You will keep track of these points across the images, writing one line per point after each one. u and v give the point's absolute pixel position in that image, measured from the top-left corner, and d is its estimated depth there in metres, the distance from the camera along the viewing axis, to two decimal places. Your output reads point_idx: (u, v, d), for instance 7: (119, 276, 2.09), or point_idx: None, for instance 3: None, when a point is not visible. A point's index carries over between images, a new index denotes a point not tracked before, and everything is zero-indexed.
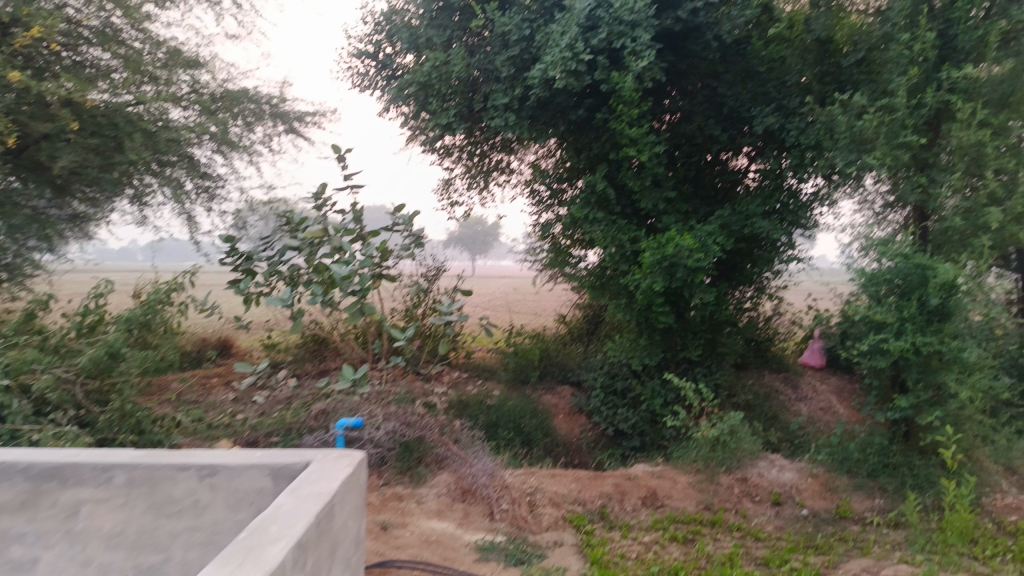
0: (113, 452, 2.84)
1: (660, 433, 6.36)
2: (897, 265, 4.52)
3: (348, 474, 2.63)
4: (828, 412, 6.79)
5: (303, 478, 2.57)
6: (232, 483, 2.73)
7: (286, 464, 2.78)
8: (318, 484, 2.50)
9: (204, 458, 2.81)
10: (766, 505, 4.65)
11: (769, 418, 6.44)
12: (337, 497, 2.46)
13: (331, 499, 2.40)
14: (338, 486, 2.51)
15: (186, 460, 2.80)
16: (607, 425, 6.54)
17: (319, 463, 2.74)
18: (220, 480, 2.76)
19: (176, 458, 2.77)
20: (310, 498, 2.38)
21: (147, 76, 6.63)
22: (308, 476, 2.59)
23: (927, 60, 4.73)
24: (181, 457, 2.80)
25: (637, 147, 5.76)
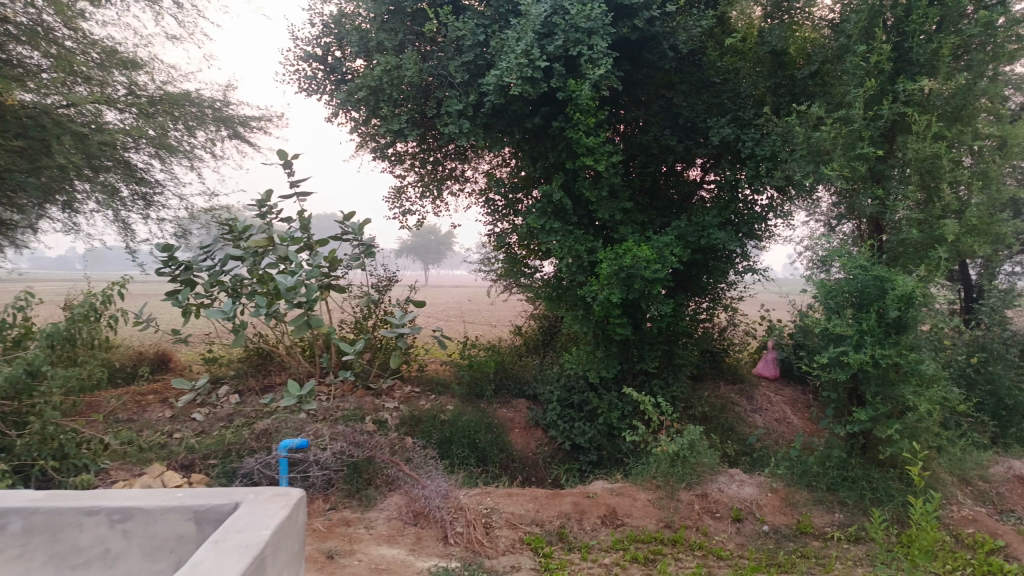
0: (15, 495, 2.65)
1: (617, 447, 6.24)
2: (855, 277, 4.49)
3: (280, 519, 2.40)
4: (784, 423, 6.77)
5: (230, 526, 2.34)
6: (148, 528, 2.53)
7: (211, 507, 2.58)
8: (246, 534, 2.27)
9: (118, 500, 2.61)
10: (727, 521, 4.53)
11: (726, 430, 6.38)
12: (267, 548, 2.24)
13: (259, 551, 2.18)
14: (269, 535, 2.28)
15: (97, 503, 2.59)
16: (564, 440, 6.39)
17: (248, 507, 2.52)
18: (135, 525, 2.56)
19: (84, 502, 2.58)
20: (235, 552, 2.16)
21: (80, 76, 6.22)
22: (235, 523, 2.36)
23: (882, 73, 4.74)
24: (93, 499, 2.61)
25: (593, 156, 5.65)
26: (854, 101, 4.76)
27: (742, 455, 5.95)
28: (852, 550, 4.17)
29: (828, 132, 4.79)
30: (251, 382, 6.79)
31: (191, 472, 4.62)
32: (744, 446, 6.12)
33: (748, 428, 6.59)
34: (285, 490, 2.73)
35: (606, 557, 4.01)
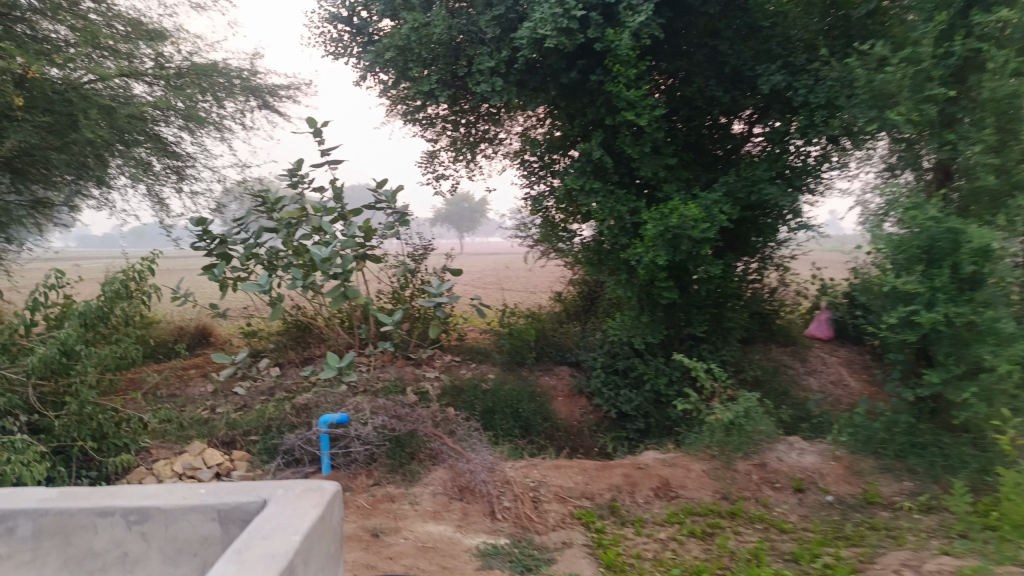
0: (25, 494, 2.52)
1: (666, 414, 6.02)
2: (926, 230, 4.14)
3: (311, 522, 2.24)
4: (840, 385, 6.44)
5: (255, 531, 2.19)
6: (167, 530, 2.40)
7: (235, 506, 2.44)
8: (272, 540, 2.12)
9: (135, 499, 2.47)
10: (788, 492, 4.30)
11: (779, 395, 6.09)
12: (296, 557, 2.09)
13: (288, 562, 2.03)
14: (298, 541, 2.12)
15: (112, 503, 2.46)
16: (610, 408, 6.18)
17: (276, 507, 2.36)
18: (152, 527, 2.42)
19: (98, 502, 2.44)
20: (259, 564, 2.00)
21: (106, 49, 6.08)
22: (261, 528, 2.20)
23: (954, 5, 4.32)
24: (106, 499, 2.48)
25: (635, 110, 5.32)
26: (922, 37, 4.37)
27: (798, 420, 5.68)
28: (925, 521, 3.89)
29: (893, 73, 4.43)
30: (290, 354, 6.69)
31: (232, 448, 4.54)
32: (800, 411, 5.84)
33: (803, 392, 6.29)
34: (316, 483, 2.57)
35: (663, 532, 3.82)
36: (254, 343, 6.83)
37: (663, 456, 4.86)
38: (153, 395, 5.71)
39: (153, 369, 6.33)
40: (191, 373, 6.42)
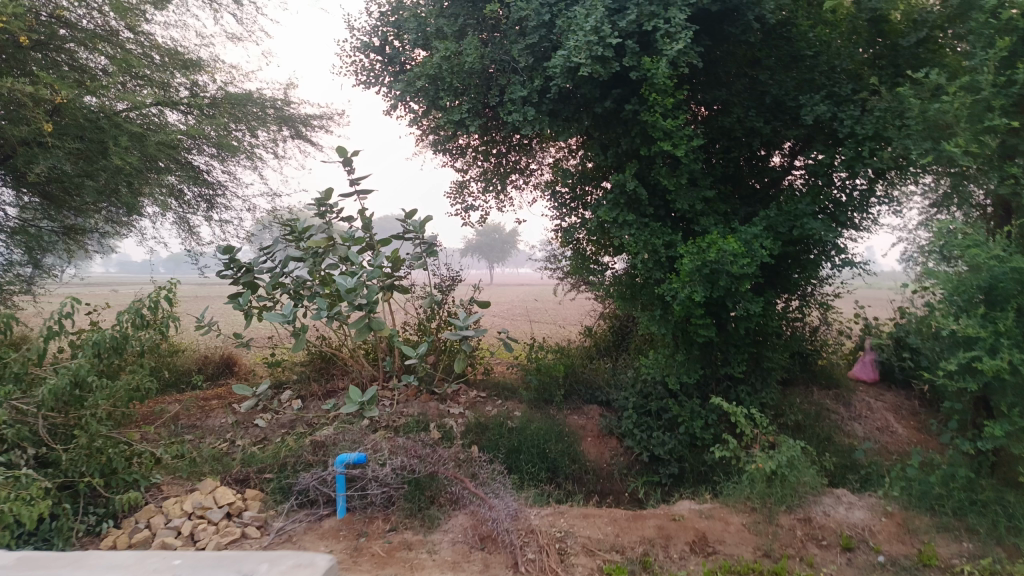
0: None
1: (701, 459, 5.71)
2: (989, 269, 3.84)
3: None
4: (887, 432, 6.08)
5: None
6: None
7: None
8: None
9: None
10: (836, 550, 3.97)
11: (822, 441, 5.75)
12: None
13: None
14: None
15: None
16: (642, 451, 5.89)
17: None
18: None
19: None
20: None
21: (142, 79, 6.10)
22: None
23: (1016, 31, 4.07)
24: None
25: (672, 140, 5.12)
26: (981, 65, 4.12)
27: (843, 470, 5.33)
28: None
29: (949, 102, 4.18)
30: (313, 386, 6.53)
31: (246, 485, 4.36)
32: (845, 459, 5.49)
33: (847, 438, 5.94)
34: None
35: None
36: (278, 374, 6.70)
37: (699, 506, 4.56)
38: (171, 426, 5.58)
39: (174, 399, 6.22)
40: (212, 404, 6.29)
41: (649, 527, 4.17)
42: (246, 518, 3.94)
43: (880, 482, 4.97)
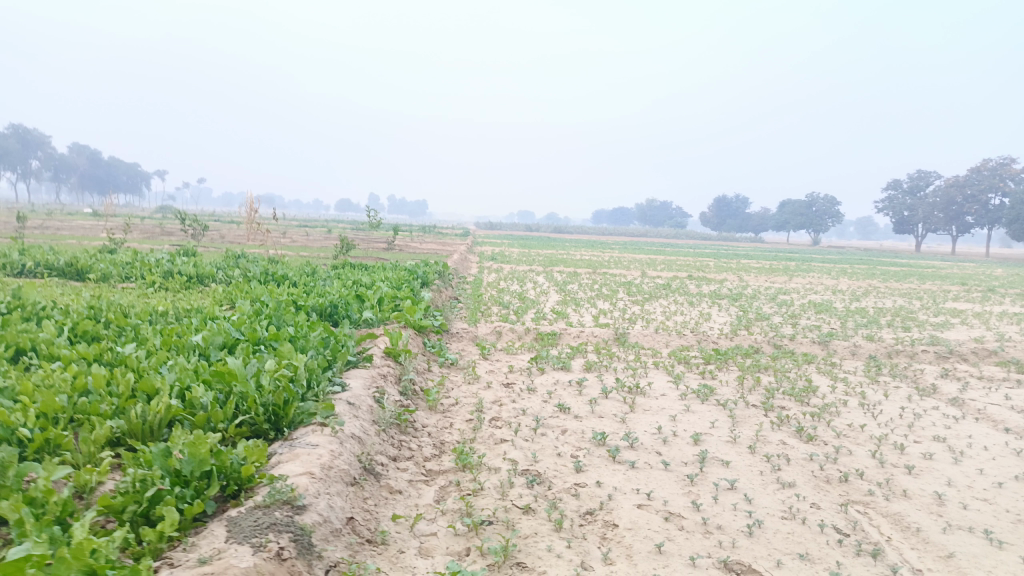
0: None
1: (698, 429, 6.40)
2: None
3: None
4: (860, 429, 6.72)
5: None
6: None
7: None
8: None
9: None
10: (810, 511, 4.68)
11: (804, 431, 6.38)
12: None
13: None
14: None
15: None
16: (643, 423, 6.52)
17: None
18: None
19: None
20: None
21: None
22: None
23: None
24: None
25: None
26: None
27: (823, 453, 5.96)
28: (935, 562, 4.17)
29: None
30: (345, 338, 7.16)
31: (304, 418, 4.98)
32: (824, 447, 6.12)
33: (826, 432, 6.57)
34: None
35: (692, 544, 4.13)
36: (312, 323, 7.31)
37: (694, 475, 5.19)
38: (218, 357, 6.16)
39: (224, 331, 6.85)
40: (252, 342, 6.87)
41: (652, 493, 4.79)
42: (305, 439, 4.54)
43: (855, 470, 5.59)
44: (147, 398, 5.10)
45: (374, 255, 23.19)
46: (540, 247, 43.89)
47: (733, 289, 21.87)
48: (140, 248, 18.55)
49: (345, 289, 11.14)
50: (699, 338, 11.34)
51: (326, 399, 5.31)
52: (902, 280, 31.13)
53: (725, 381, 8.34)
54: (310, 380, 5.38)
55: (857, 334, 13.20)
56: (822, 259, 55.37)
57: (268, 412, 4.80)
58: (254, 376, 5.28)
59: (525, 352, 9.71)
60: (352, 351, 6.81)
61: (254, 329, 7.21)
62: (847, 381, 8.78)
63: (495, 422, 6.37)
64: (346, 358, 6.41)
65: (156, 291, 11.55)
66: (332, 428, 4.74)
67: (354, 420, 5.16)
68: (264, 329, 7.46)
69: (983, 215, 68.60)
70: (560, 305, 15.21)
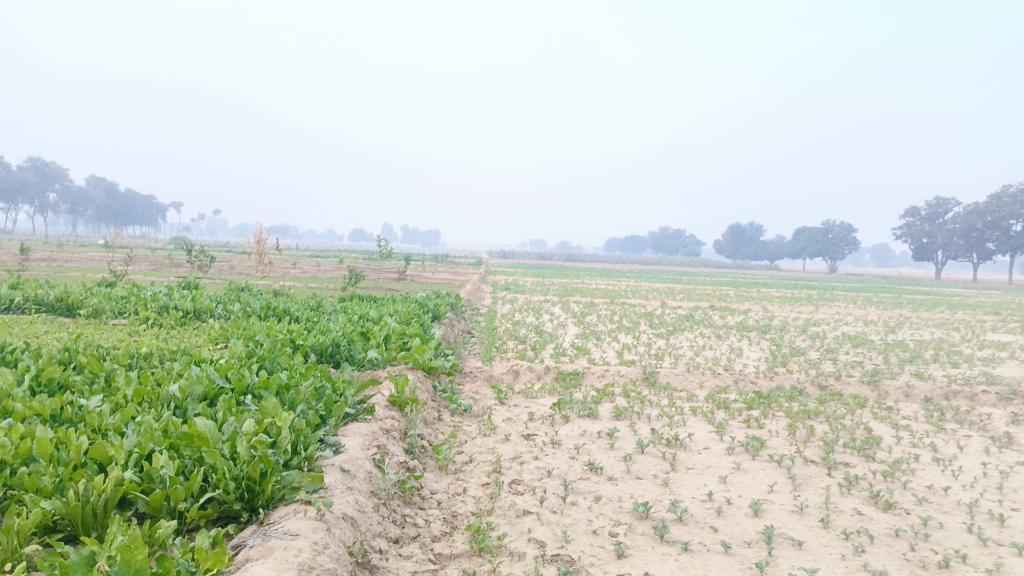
0: None
1: (757, 494, 5.43)
2: None
3: None
4: (944, 493, 5.74)
5: None
6: None
7: None
8: None
9: None
10: None
11: (881, 497, 5.42)
12: None
13: None
14: None
15: None
16: (689, 488, 5.57)
17: None
18: None
19: None
20: None
21: None
22: None
23: None
24: None
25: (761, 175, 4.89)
26: None
27: (909, 527, 4.99)
28: None
29: None
30: (343, 386, 6.29)
31: (286, 493, 4.07)
32: (907, 519, 5.15)
33: (905, 498, 5.59)
34: None
35: None
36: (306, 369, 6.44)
37: (763, 560, 4.24)
38: (194, 412, 5.29)
39: (206, 382, 6.00)
40: (237, 393, 5.99)
41: None
42: (285, 527, 3.65)
43: (955, 551, 4.62)
44: (100, 469, 4.20)
45: (384, 286, 22.41)
46: (556, 277, 42.97)
47: (760, 320, 20.81)
48: (141, 282, 17.84)
49: (350, 326, 10.30)
50: (735, 378, 10.35)
51: (316, 468, 4.41)
52: (933, 309, 29.90)
53: (774, 431, 7.35)
54: (296, 444, 4.50)
55: (905, 371, 12.14)
56: (843, 287, 54.09)
57: (242, 488, 3.91)
58: (230, 440, 4.39)
59: (546, 395, 8.78)
60: (350, 402, 5.93)
61: (241, 376, 6.33)
62: (911, 429, 7.77)
63: (516, 486, 5.44)
64: (342, 411, 5.52)
65: (148, 329, 10.76)
66: (318, 509, 3.84)
67: (347, 495, 4.26)
68: (252, 374, 6.59)
69: (1005, 241, 67.13)
70: (580, 339, 14.29)
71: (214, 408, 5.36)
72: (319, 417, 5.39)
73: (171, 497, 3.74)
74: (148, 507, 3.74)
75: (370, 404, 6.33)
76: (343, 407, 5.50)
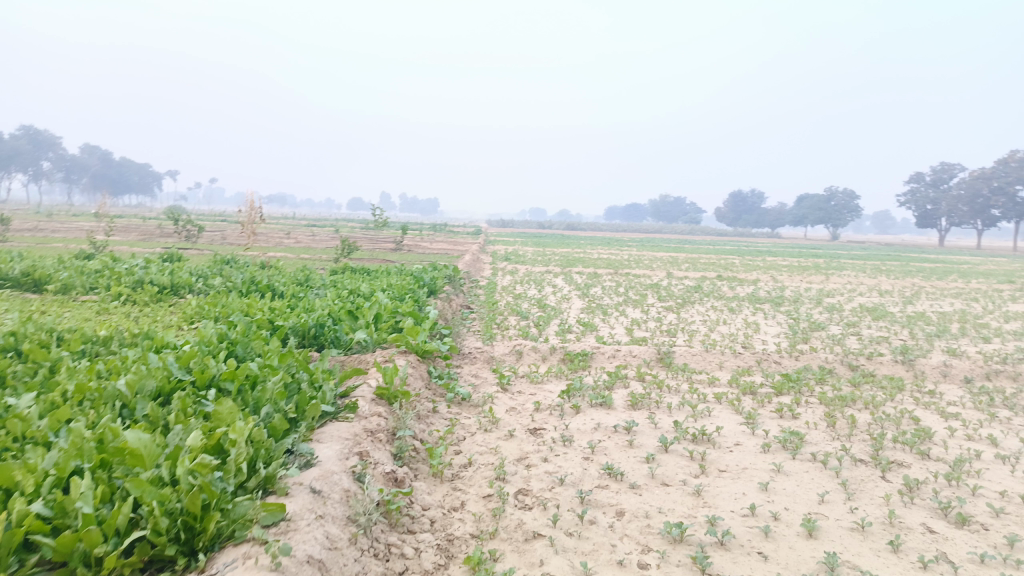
0: None
1: (809, 508, 4.61)
2: None
3: None
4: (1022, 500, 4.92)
5: None
6: None
7: None
8: None
9: None
10: None
11: (952, 510, 4.61)
12: None
13: None
14: None
15: None
16: (727, 500, 4.74)
17: None
18: None
19: None
20: None
21: None
22: None
23: None
24: None
25: None
26: None
27: (993, 550, 4.18)
28: None
29: None
30: (321, 379, 5.44)
31: (235, 530, 3.25)
32: (988, 538, 4.33)
33: (979, 508, 4.76)
34: None
35: None
36: (280, 358, 5.59)
37: None
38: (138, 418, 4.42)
39: (160, 378, 5.13)
40: (196, 388, 5.14)
41: None
42: None
43: None
44: (6, 496, 3.34)
45: (380, 258, 21.52)
46: (558, 247, 41.94)
47: (771, 291, 19.90)
48: (122, 254, 16.95)
49: (338, 302, 9.44)
50: (757, 358, 9.50)
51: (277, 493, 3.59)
52: (946, 278, 28.91)
53: (811, 423, 6.52)
54: (253, 461, 3.67)
55: (935, 347, 11.29)
56: (847, 255, 53.25)
57: (178, 527, 3.08)
58: (170, 458, 3.55)
59: (553, 380, 7.94)
60: (328, 399, 5.09)
61: (204, 366, 5.47)
62: (962, 418, 6.93)
63: (523, 500, 4.61)
64: (316, 412, 4.68)
65: (118, 306, 9.89)
66: (272, 557, 3.01)
67: (313, 528, 3.42)
68: (219, 364, 5.73)
69: (1011, 207, 65.95)
70: (587, 313, 13.42)
71: (164, 411, 4.50)
72: (289, 420, 4.55)
73: (84, 542, 2.90)
74: (53, 555, 2.89)
75: (354, 398, 5.49)
76: (318, 407, 4.67)
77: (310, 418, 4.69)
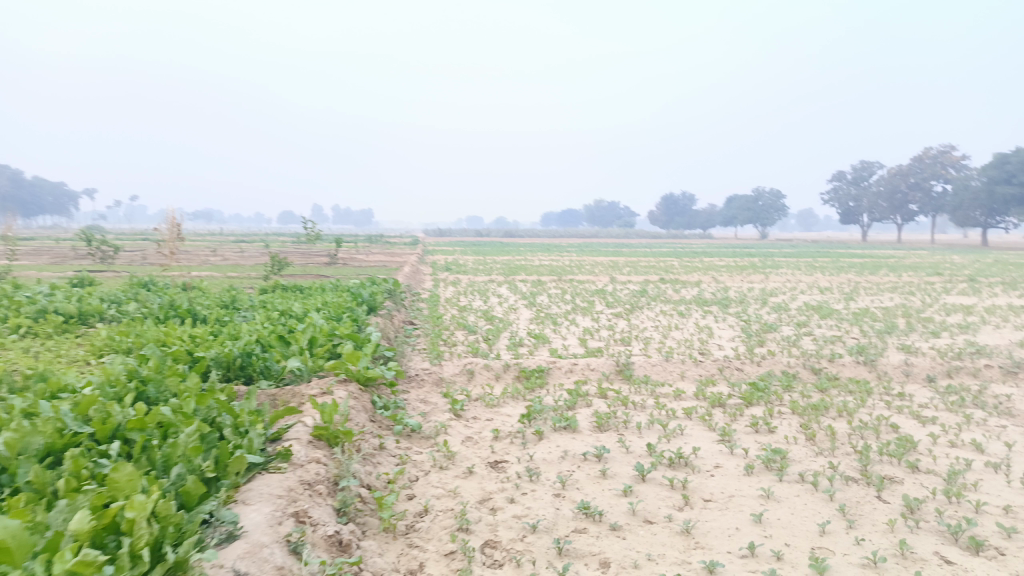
0: None
1: (812, 544, 4.10)
2: None
3: None
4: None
5: None
6: None
7: None
8: None
9: None
10: None
11: (964, 534, 4.18)
12: None
13: None
14: None
15: None
16: (721, 538, 4.21)
17: None
18: None
19: None
20: None
21: None
22: None
23: None
24: None
25: None
26: None
27: None
28: None
29: None
30: (249, 423, 4.68)
31: None
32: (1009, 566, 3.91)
33: (988, 529, 4.35)
34: None
35: None
36: (198, 400, 4.79)
37: None
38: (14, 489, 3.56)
39: (49, 433, 4.26)
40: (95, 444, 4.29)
41: None
42: None
43: None
44: None
45: (314, 273, 20.49)
46: (497, 254, 41.38)
47: (716, 293, 19.78)
48: (27, 280, 15.49)
49: (268, 326, 8.59)
50: (719, 365, 9.09)
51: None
52: (877, 272, 29.62)
53: (790, 437, 6.07)
54: (160, 544, 2.93)
55: (889, 345, 11.15)
56: (777, 253, 54.59)
57: None
58: (48, 549, 2.77)
59: (509, 402, 7.31)
60: (256, 447, 4.34)
61: (106, 416, 4.61)
62: (940, 422, 6.62)
63: (492, 556, 3.97)
64: (241, 466, 3.94)
65: (16, 341, 8.78)
66: None
67: None
68: (124, 408, 4.86)
69: (927, 202, 68.84)
70: (536, 324, 12.84)
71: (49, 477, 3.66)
72: (208, 479, 3.80)
73: None
74: None
75: (287, 442, 4.74)
76: (243, 460, 3.92)
77: (234, 473, 3.94)
